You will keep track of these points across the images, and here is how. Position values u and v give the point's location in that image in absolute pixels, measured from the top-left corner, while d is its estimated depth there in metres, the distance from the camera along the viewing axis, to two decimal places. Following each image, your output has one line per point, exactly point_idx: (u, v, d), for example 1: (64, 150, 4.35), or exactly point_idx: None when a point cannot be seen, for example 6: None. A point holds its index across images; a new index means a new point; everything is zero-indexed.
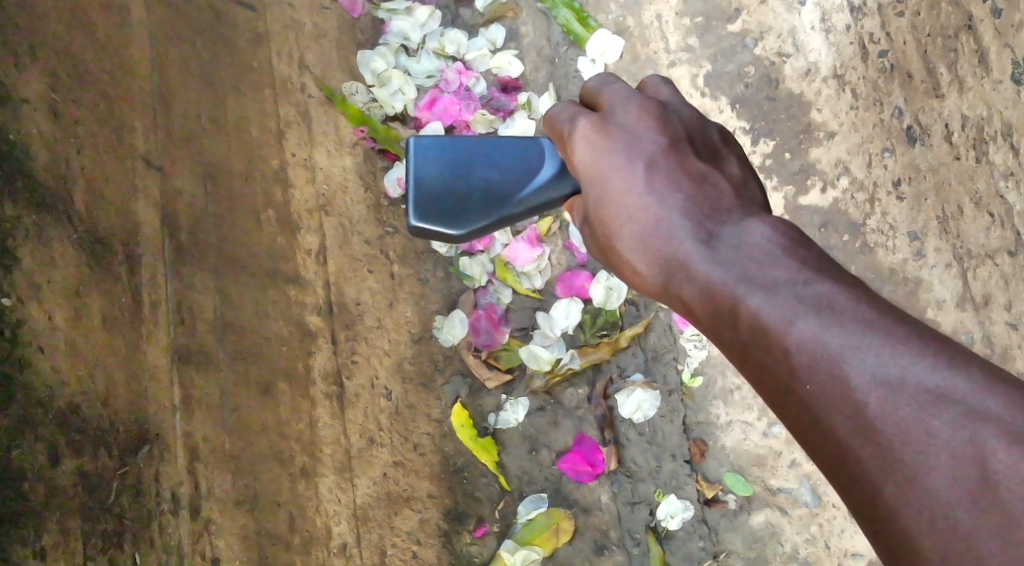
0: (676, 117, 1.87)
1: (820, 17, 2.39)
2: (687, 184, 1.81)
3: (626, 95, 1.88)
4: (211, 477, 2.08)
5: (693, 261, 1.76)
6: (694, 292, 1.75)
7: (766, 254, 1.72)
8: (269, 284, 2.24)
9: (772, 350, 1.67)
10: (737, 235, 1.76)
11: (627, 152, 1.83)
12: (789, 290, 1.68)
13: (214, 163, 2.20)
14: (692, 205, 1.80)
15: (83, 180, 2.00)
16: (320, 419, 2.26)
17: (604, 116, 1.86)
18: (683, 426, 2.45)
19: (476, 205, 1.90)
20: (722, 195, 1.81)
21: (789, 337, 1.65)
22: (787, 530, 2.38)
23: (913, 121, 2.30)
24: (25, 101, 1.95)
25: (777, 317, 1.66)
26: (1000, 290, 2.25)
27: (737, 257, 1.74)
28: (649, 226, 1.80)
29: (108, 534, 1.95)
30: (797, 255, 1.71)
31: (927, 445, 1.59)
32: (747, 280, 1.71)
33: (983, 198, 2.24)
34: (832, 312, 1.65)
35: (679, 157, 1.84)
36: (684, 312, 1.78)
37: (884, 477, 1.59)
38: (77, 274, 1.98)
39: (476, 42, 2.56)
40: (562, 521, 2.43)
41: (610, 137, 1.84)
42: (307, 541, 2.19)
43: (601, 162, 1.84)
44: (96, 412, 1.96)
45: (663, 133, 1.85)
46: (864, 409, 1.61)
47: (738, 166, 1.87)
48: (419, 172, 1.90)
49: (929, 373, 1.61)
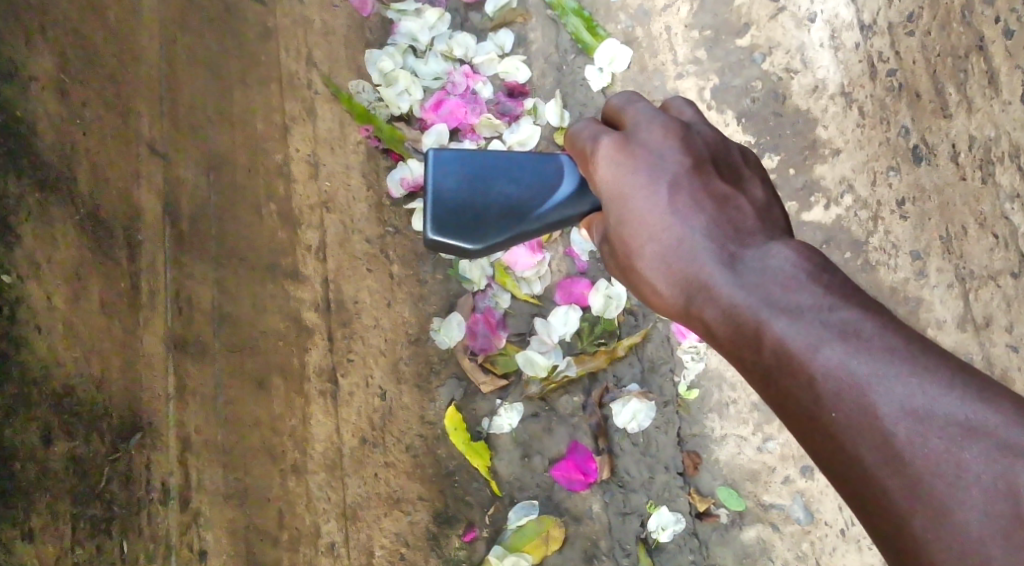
0: (700, 137, 1.86)
1: (830, 34, 2.40)
2: (710, 206, 1.81)
3: (649, 114, 1.86)
4: (202, 468, 2.06)
5: (716, 283, 1.76)
6: (717, 314, 1.75)
7: (791, 279, 1.72)
8: (267, 278, 2.22)
9: (795, 376, 1.67)
10: (761, 258, 1.76)
11: (650, 171, 1.82)
12: (814, 316, 1.68)
13: (218, 153, 2.19)
14: (716, 227, 1.79)
15: (88, 161, 2.00)
16: (314, 416, 2.25)
17: (627, 134, 1.85)
18: (678, 438, 2.45)
19: (493, 218, 1.88)
20: (745, 218, 1.81)
21: (814, 363, 1.66)
22: (779, 546, 2.39)
23: (919, 141, 2.28)
24: (35, 78, 1.95)
25: (802, 343, 1.67)
26: (1001, 312, 2.22)
27: (760, 280, 1.73)
28: (672, 248, 1.80)
29: (96, 519, 1.94)
30: (821, 280, 1.71)
31: (958, 477, 1.59)
32: (772, 304, 1.71)
33: (988, 219, 2.21)
34: (858, 340, 1.65)
35: (703, 178, 1.83)
36: (705, 335, 1.78)
37: (912, 510, 1.59)
38: (77, 256, 1.97)
39: (484, 46, 2.56)
40: (553, 528, 2.41)
41: (634, 157, 1.83)
42: (295, 538, 2.17)
43: (623, 180, 1.83)
44: (90, 395, 1.95)
45: (686, 154, 1.83)
46: (892, 439, 1.62)
47: (761, 188, 1.86)
48: (438, 182, 1.88)
49: (958, 404, 1.61)
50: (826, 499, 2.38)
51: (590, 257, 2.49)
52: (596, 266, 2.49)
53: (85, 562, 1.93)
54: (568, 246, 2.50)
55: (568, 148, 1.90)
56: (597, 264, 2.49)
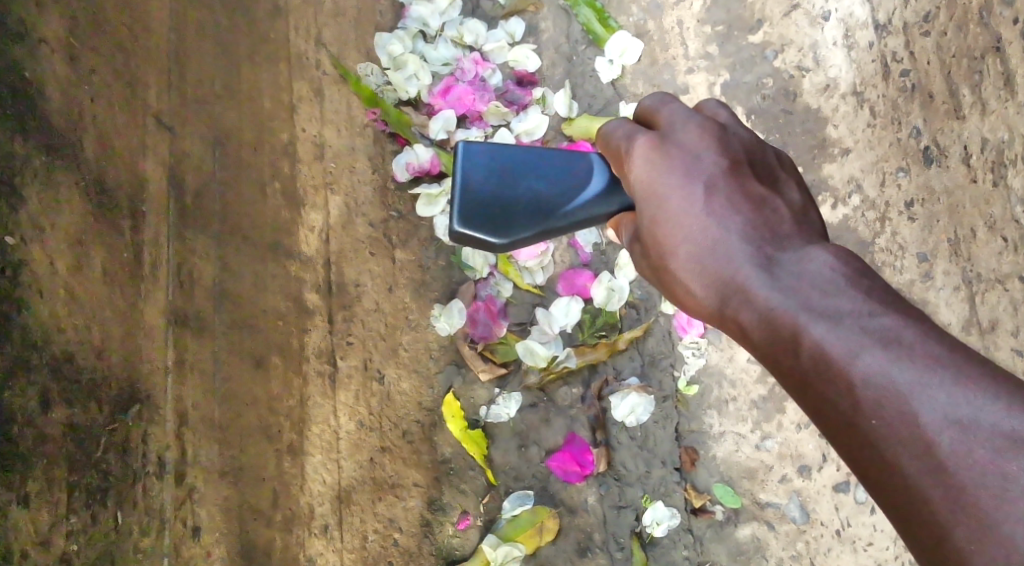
0: (736, 140, 1.83)
1: (843, 33, 2.40)
2: (747, 209, 1.78)
3: (685, 115, 1.83)
4: (198, 443, 2.05)
5: (753, 286, 1.72)
6: (753, 318, 1.72)
7: (829, 284, 1.69)
8: (270, 257, 2.21)
9: (834, 382, 1.64)
10: (798, 262, 1.72)
11: (686, 172, 1.79)
12: (854, 321, 1.65)
13: (224, 129, 2.18)
14: (752, 230, 1.76)
15: (95, 128, 1.99)
16: (311, 398, 2.24)
17: (663, 134, 1.82)
18: (676, 433, 2.44)
19: (521, 215, 1.86)
20: (782, 222, 1.77)
21: (853, 370, 1.62)
22: (774, 545, 2.39)
23: (931, 142, 2.29)
24: (44, 40, 1.94)
25: (841, 349, 1.64)
26: (1007, 315, 2.24)
27: (798, 284, 1.70)
28: (707, 249, 1.77)
29: (92, 488, 1.93)
30: (861, 286, 1.68)
31: (1004, 490, 1.55)
32: (810, 309, 1.67)
33: (998, 221, 2.23)
34: (899, 347, 1.62)
35: (740, 180, 1.80)
36: (741, 339, 1.75)
37: (955, 521, 1.56)
38: (82, 223, 1.96)
39: (495, 34, 2.56)
40: (547, 519, 2.40)
41: (670, 157, 1.80)
42: (289, 518, 2.17)
43: (659, 180, 1.80)
44: (90, 363, 1.94)
45: (722, 155, 1.81)
46: (934, 448, 1.58)
47: (798, 192, 1.83)
48: (467, 176, 1.87)
49: (1003, 415, 1.57)
50: (822, 499, 2.37)
51: (594, 249, 2.49)
52: (599, 258, 2.49)
53: (79, 531, 1.91)
54: (572, 237, 2.49)
55: (599, 148, 1.89)
56: (600, 257, 2.49)
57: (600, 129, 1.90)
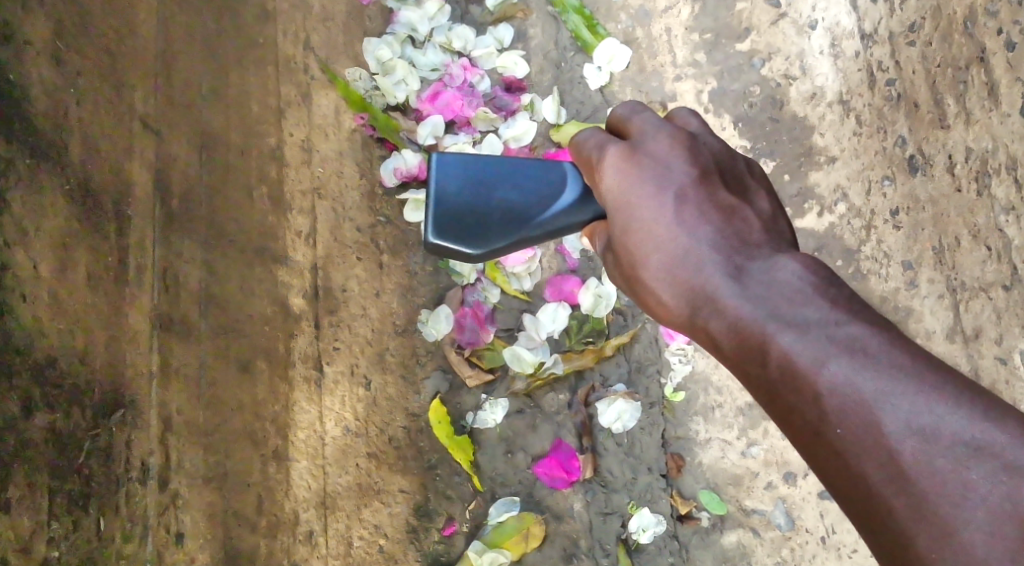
0: (706, 149, 1.85)
1: (830, 42, 2.42)
2: (717, 218, 1.79)
3: (655, 124, 1.84)
4: (182, 448, 2.05)
5: (722, 296, 1.75)
6: (723, 327, 1.74)
7: (797, 292, 1.71)
8: (256, 262, 2.21)
9: (801, 391, 1.66)
10: (767, 271, 1.75)
11: (657, 181, 1.81)
12: (820, 330, 1.67)
13: (211, 133, 2.17)
14: (722, 239, 1.78)
15: (81, 131, 1.98)
16: (297, 403, 2.23)
17: (634, 144, 1.83)
18: (662, 440, 2.45)
19: (495, 224, 1.87)
20: (752, 230, 1.79)
21: (819, 379, 1.65)
22: (759, 551, 2.40)
23: (916, 150, 2.32)
24: (30, 42, 1.94)
25: (807, 358, 1.66)
26: (991, 324, 2.26)
27: (767, 294, 1.72)
28: (678, 259, 1.79)
29: (74, 494, 1.92)
30: (828, 295, 1.70)
31: (964, 498, 1.58)
32: (778, 319, 1.70)
33: (982, 230, 2.25)
34: (865, 356, 1.64)
35: (710, 190, 1.81)
36: (710, 347, 1.77)
37: (918, 530, 1.58)
38: (67, 227, 1.95)
39: (483, 40, 2.56)
40: (533, 525, 2.39)
41: (641, 167, 1.81)
42: (273, 524, 2.16)
43: (630, 189, 1.81)
44: (73, 367, 1.93)
45: (693, 165, 1.82)
46: (898, 457, 1.60)
47: (768, 202, 1.84)
48: (441, 187, 1.87)
49: (964, 423, 1.60)
50: (808, 506, 2.39)
51: (581, 255, 2.49)
52: (586, 264, 2.49)
53: (61, 537, 1.90)
54: (560, 243, 2.49)
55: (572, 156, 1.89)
56: (587, 263, 2.49)
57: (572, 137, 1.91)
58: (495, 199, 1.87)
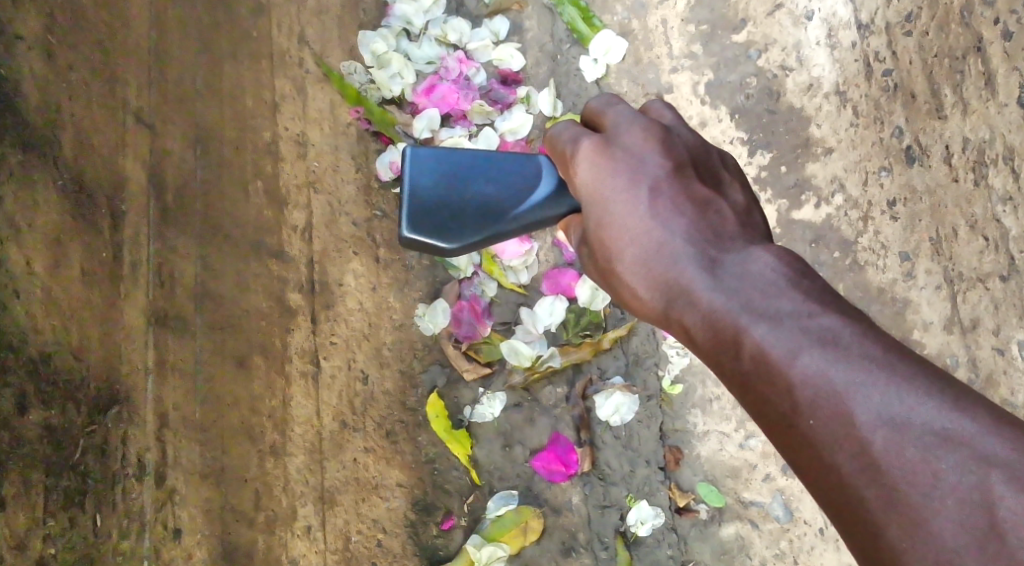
0: (681, 142, 1.85)
1: (826, 33, 2.41)
2: (691, 210, 1.80)
3: (629, 117, 1.85)
4: (180, 444, 2.05)
5: (696, 288, 1.74)
6: (697, 319, 1.73)
7: (770, 284, 1.71)
8: (252, 256, 2.21)
9: (774, 382, 1.65)
10: (741, 264, 1.74)
11: (631, 174, 1.81)
12: (793, 322, 1.66)
13: (206, 128, 2.17)
14: (696, 232, 1.78)
15: (73, 126, 1.98)
16: (294, 399, 2.23)
17: (608, 138, 1.84)
18: (660, 432, 2.44)
19: (468, 219, 1.88)
20: (726, 223, 1.80)
21: (792, 370, 1.64)
22: (757, 543, 2.39)
23: (912, 141, 2.30)
24: (21, 38, 1.93)
25: (780, 349, 1.65)
26: (988, 314, 2.24)
27: (740, 286, 1.72)
28: (652, 251, 1.79)
29: (70, 491, 1.93)
30: (801, 287, 1.70)
31: (933, 488, 1.57)
32: (752, 310, 1.69)
33: (980, 221, 2.23)
34: (837, 347, 1.63)
35: (684, 183, 1.82)
36: (685, 341, 1.77)
37: (888, 519, 1.57)
38: (59, 223, 1.95)
39: (479, 33, 2.55)
40: (531, 519, 2.40)
41: (614, 160, 1.82)
42: (272, 520, 2.16)
43: (604, 183, 1.82)
44: (68, 364, 1.94)
45: (667, 158, 1.83)
46: (869, 448, 1.59)
47: (742, 193, 1.85)
48: (416, 181, 1.89)
49: (935, 413, 1.59)
50: (806, 498, 2.38)
51: None
52: None
53: (57, 534, 1.91)
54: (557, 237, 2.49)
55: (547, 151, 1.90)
56: None
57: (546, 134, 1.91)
58: (470, 194, 1.89)
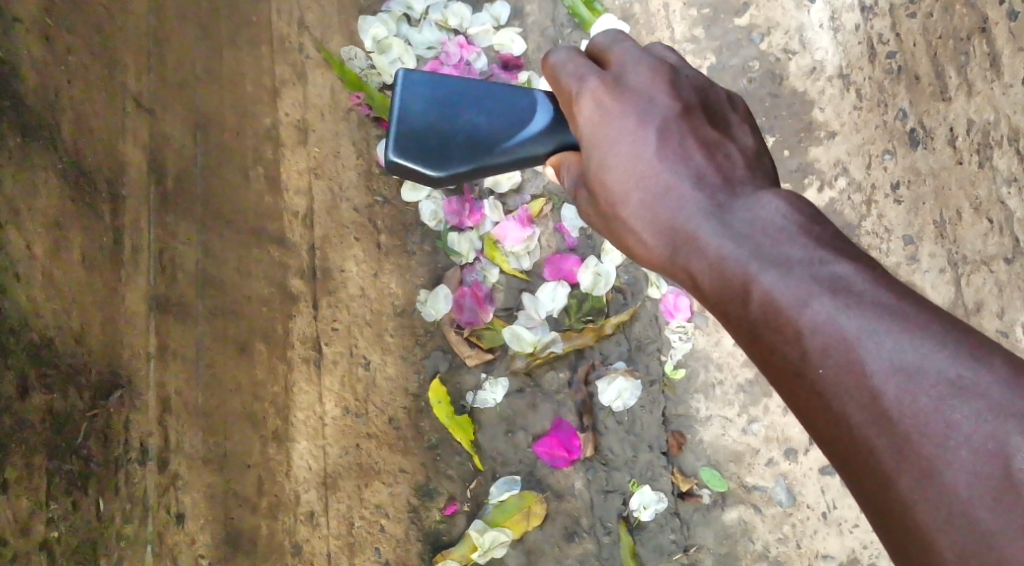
0: (689, 83, 1.85)
1: (830, 15, 2.40)
2: (700, 155, 1.80)
3: (637, 55, 1.85)
4: (182, 430, 2.06)
5: (703, 233, 1.74)
6: (704, 265, 1.73)
7: (780, 231, 1.70)
8: (252, 242, 2.22)
9: (781, 329, 1.64)
10: (750, 210, 1.74)
11: (638, 114, 1.81)
12: (803, 269, 1.66)
13: (206, 114, 2.18)
14: (705, 177, 1.78)
15: (73, 109, 1.99)
16: (295, 384, 2.24)
17: (615, 77, 1.83)
18: (663, 417, 2.43)
19: (456, 148, 1.91)
20: (734, 167, 1.80)
21: (801, 318, 1.63)
22: (760, 528, 2.38)
23: (917, 124, 2.31)
24: (20, 20, 1.94)
25: (790, 297, 1.64)
26: (993, 296, 2.25)
27: (749, 233, 1.71)
28: (659, 195, 1.78)
29: (73, 474, 1.94)
30: (811, 234, 1.69)
31: (948, 439, 1.55)
32: (761, 258, 1.68)
33: (983, 203, 2.24)
34: (848, 295, 1.62)
35: (693, 123, 1.82)
36: (690, 287, 1.76)
37: (900, 470, 1.56)
38: (59, 207, 1.96)
39: (480, 17, 2.54)
40: (535, 504, 2.39)
41: (621, 101, 1.81)
42: (274, 505, 2.18)
43: (609, 124, 1.81)
44: (69, 348, 1.95)
45: (675, 99, 1.83)
46: (880, 399, 1.58)
47: (751, 136, 1.85)
48: (405, 103, 1.92)
49: (950, 363, 1.57)
50: (809, 482, 2.38)
51: (580, 234, 2.48)
52: (585, 243, 2.48)
53: (60, 518, 1.92)
54: (559, 222, 2.48)
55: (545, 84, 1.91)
56: (587, 242, 2.48)
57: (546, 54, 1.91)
58: (460, 123, 1.91)
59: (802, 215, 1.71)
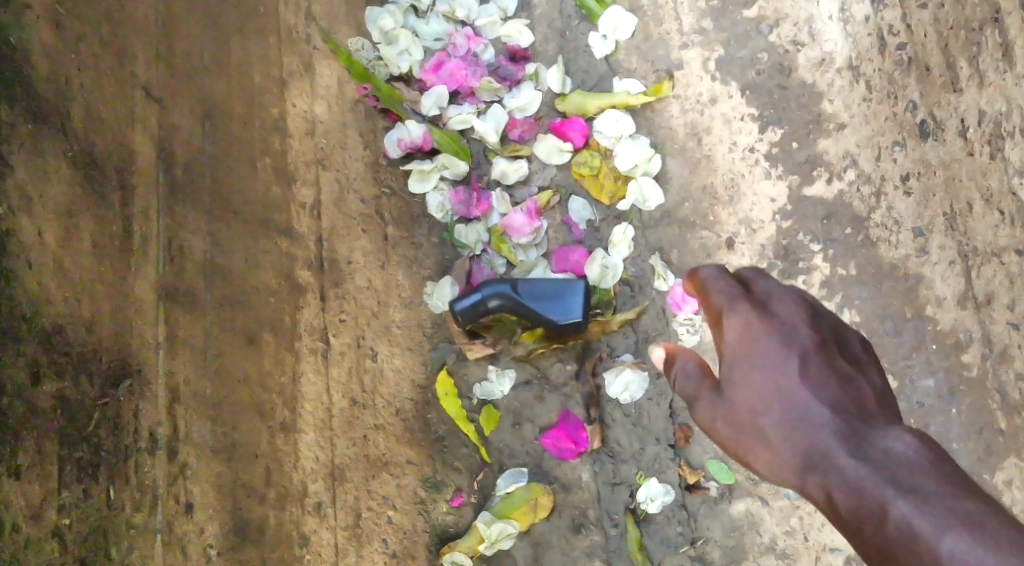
0: (827, 323, 1.81)
1: (839, 6, 2.38)
2: (835, 386, 1.74)
3: (780, 289, 1.82)
4: (190, 419, 2.14)
5: (837, 455, 1.69)
6: (841, 486, 1.67)
7: (914, 464, 1.65)
8: (260, 234, 2.29)
9: (918, 554, 1.59)
10: (884, 443, 1.68)
11: (781, 341, 1.77)
12: (939, 502, 1.61)
13: (213, 104, 2.25)
14: (843, 406, 1.72)
15: (83, 97, 2.08)
16: (303, 374, 2.31)
17: (762, 308, 1.80)
18: (670, 410, 2.39)
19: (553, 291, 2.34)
20: (868, 403, 1.73)
21: (937, 546, 1.59)
22: (767, 521, 2.35)
23: (927, 115, 2.31)
24: (31, 8, 2.04)
25: (928, 526, 1.60)
26: (1004, 289, 2.27)
27: (885, 462, 1.66)
28: (792, 423, 1.73)
29: (83, 461, 2.02)
30: (945, 472, 1.65)
31: None
32: (897, 484, 1.64)
33: (995, 195, 2.27)
34: (983, 533, 1.58)
35: (829, 357, 1.77)
36: (824, 506, 1.69)
37: None
38: (70, 197, 2.05)
39: (487, 8, 2.49)
40: (542, 496, 2.38)
41: (765, 332, 1.78)
42: (282, 496, 2.25)
43: (755, 347, 1.77)
44: (80, 336, 2.03)
45: (812, 335, 1.78)
46: None
47: (881, 376, 1.78)
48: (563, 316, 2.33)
49: None
50: None
51: (588, 226, 2.44)
52: (593, 236, 2.44)
53: (71, 505, 2.00)
54: (566, 214, 2.45)
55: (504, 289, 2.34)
56: (594, 234, 2.45)
57: (666, 345, 1.92)
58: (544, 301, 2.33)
59: (937, 455, 1.66)
